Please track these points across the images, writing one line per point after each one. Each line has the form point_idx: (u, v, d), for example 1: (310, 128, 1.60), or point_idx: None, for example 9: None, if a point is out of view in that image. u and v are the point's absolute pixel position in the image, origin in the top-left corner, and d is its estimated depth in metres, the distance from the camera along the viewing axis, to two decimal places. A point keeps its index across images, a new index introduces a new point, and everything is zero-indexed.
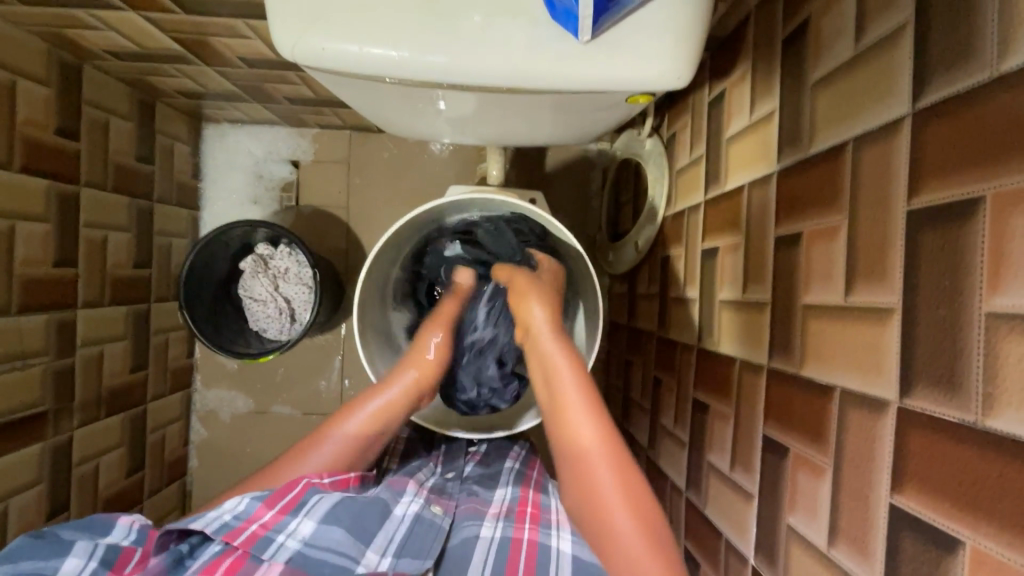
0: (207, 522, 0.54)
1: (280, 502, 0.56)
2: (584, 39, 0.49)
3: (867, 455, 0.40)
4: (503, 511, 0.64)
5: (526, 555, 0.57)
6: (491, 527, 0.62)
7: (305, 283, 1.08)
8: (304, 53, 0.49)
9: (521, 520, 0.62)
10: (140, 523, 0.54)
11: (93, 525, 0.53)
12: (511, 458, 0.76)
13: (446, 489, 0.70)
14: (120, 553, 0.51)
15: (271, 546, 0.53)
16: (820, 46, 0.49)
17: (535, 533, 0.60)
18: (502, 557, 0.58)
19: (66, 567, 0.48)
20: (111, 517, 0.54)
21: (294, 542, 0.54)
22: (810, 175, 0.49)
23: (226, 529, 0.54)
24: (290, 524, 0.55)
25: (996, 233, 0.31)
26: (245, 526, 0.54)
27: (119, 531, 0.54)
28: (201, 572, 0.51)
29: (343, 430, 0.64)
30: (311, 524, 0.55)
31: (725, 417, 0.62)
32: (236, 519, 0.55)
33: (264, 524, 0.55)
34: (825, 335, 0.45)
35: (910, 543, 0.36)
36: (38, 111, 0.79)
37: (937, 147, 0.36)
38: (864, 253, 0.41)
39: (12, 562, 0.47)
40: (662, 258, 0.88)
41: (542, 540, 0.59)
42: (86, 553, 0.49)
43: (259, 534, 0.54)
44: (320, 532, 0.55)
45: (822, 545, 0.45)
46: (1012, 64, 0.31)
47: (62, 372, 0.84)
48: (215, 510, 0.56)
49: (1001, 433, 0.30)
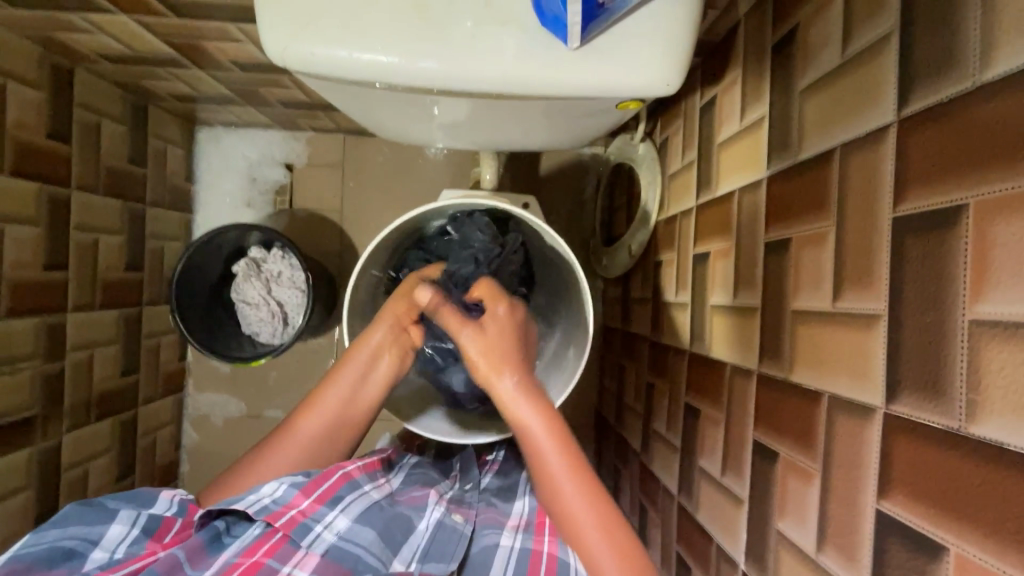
0: (248, 503, 0.55)
1: (317, 491, 0.56)
2: (573, 46, 0.49)
3: (854, 461, 0.40)
4: (523, 524, 0.63)
5: (545, 566, 0.56)
6: (509, 537, 0.61)
7: (298, 287, 1.08)
8: (295, 58, 0.49)
9: (542, 531, 0.61)
10: (180, 497, 0.57)
11: (136, 495, 0.56)
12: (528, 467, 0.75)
13: (464, 499, 0.69)
14: (161, 523, 0.55)
15: (309, 534, 0.54)
16: (808, 54, 0.50)
17: (554, 546, 0.58)
18: (521, 568, 0.57)
19: (111, 533, 0.52)
20: (154, 490, 0.57)
21: (330, 534, 0.55)
22: (799, 181, 0.49)
23: (266, 512, 0.54)
24: (327, 515, 0.55)
25: (979, 241, 0.32)
26: (283, 510, 0.55)
27: (161, 503, 0.56)
28: (241, 554, 0.52)
29: (292, 439, 0.63)
30: (347, 520, 0.56)
31: (716, 423, 0.62)
32: (276, 503, 0.55)
33: (303, 510, 0.55)
34: (814, 341, 0.46)
35: (896, 549, 0.36)
36: (29, 113, 0.78)
37: (922, 155, 0.36)
38: (851, 260, 0.42)
39: (62, 527, 0.51)
40: (655, 262, 0.88)
41: (560, 555, 0.57)
42: (130, 520, 0.53)
43: (298, 520, 0.54)
44: (355, 530, 0.55)
45: (811, 550, 0.45)
46: (994, 73, 0.31)
47: (52, 376, 0.84)
48: (255, 493, 0.56)
49: (984, 440, 0.31)
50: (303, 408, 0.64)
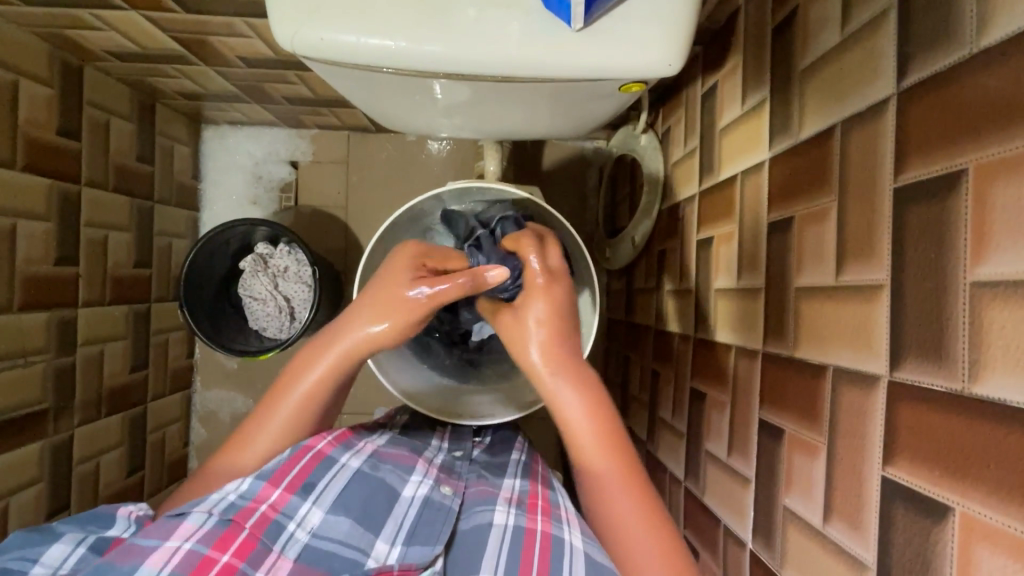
0: (212, 502, 0.50)
1: (286, 481, 0.53)
2: (576, 27, 0.50)
3: (857, 432, 0.41)
4: (514, 498, 0.62)
5: (539, 548, 0.53)
6: (503, 513, 0.59)
7: (304, 282, 1.09)
8: (303, 43, 0.50)
9: (533, 511, 0.59)
10: (139, 514, 0.51)
11: (94, 516, 0.50)
12: (516, 450, 0.76)
13: (455, 469, 0.69)
14: (111, 542, 0.48)
15: (282, 535, 0.51)
16: (808, 34, 0.50)
17: (549, 525, 0.56)
18: (515, 544, 0.54)
19: (53, 552, 0.45)
20: (113, 509, 0.51)
21: (303, 533, 0.52)
22: (801, 160, 0.50)
23: (234, 510, 0.50)
24: (300, 509, 0.53)
25: (979, 203, 0.32)
26: (253, 506, 0.51)
27: (119, 523, 0.50)
28: (212, 547, 0.46)
29: (295, 389, 0.60)
30: (320, 514, 0.53)
31: (722, 405, 0.63)
32: (242, 499, 0.51)
33: (273, 506, 0.52)
34: (818, 316, 0.46)
35: (901, 514, 0.36)
36: (39, 111, 0.80)
37: (920, 126, 0.36)
38: (851, 235, 0.42)
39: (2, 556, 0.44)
40: (659, 252, 0.89)
41: (555, 533, 0.55)
42: (74, 539, 0.47)
43: (270, 517, 0.51)
44: (329, 523, 0.53)
45: (817, 523, 0.45)
46: (991, 39, 0.32)
47: (63, 371, 0.85)
48: (218, 491, 0.52)
49: (985, 397, 0.31)
50: (296, 368, 0.61)
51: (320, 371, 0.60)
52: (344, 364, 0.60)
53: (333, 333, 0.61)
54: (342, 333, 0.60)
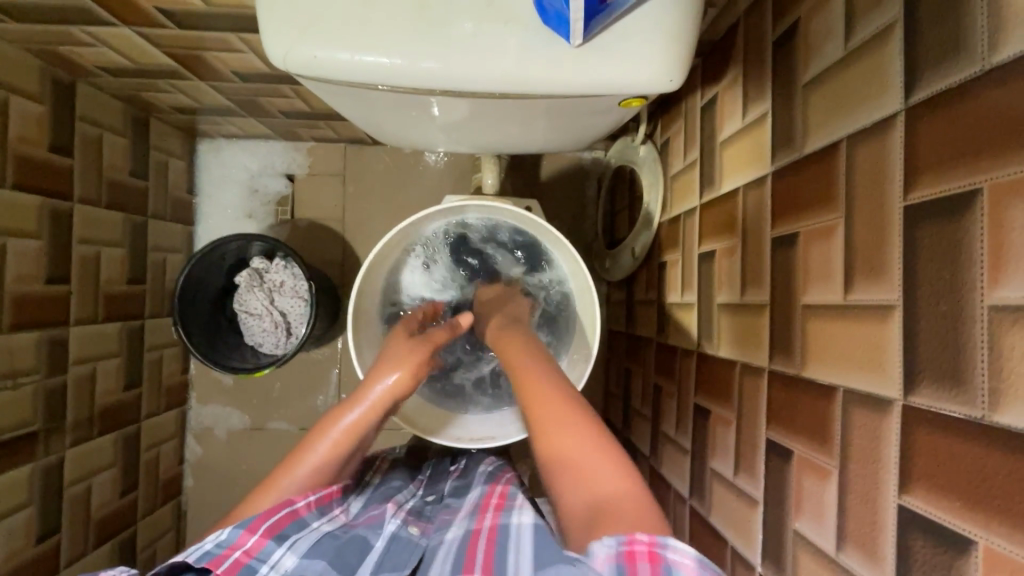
0: (188, 553, 0.50)
1: (263, 526, 0.53)
2: (575, 44, 0.49)
3: (872, 457, 0.39)
4: (471, 510, 0.63)
5: (486, 539, 0.55)
6: (457, 528, 0.60)
7: (300, 296, 1.07)
8: (296, 60, 0.49)
9: (485, 511, 0.61)
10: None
11: None
12: (487, 463, 0.75)
13: (425, 510, 0.68)
14: None
15: None
16: (811, 48, 0.49)
17: (496, 518, 0.58)
18: (464, 548, 0.55)
19: None
20: None
21: (276, 574, 0.51)
22: (805, 175, 0.49)
23: (208, 559, 0.50)
24: (274, 553, 0.52)
25: (994, 224, 0.31)
26: (227, 553, 0.51)
27: None
28: None
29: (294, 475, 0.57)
30: (294, 558, 0.53)
31: (727, 422, 0.62)
32: (218, 547, 0.51)
33: (247, 552, 0.52)
34: (826, 335, 0.45)
35: (920, 545, 0.35)
36: (30, 128, 0.78)
37: (930, 144, 0.35)
38: (859, 253, 0.41)
39: None
40: (659, 264, 0.88)
41: (501, 522, 0.57)
42: None
43: (242, 562, 0.51)
44: (303, 565, 0.53)
45: (830, 549, 0.44)
46: (1002, 56, 0.31)
47: (54, 391, 0.83)
48: (195, 543, 0.52)
49: (1007, 427, 0.30)
50: (303, 445, 0.58)
51: (320, 455, 0.57)
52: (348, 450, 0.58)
53: (360, 388, 0.60)
54: (367, 386, 0.59)
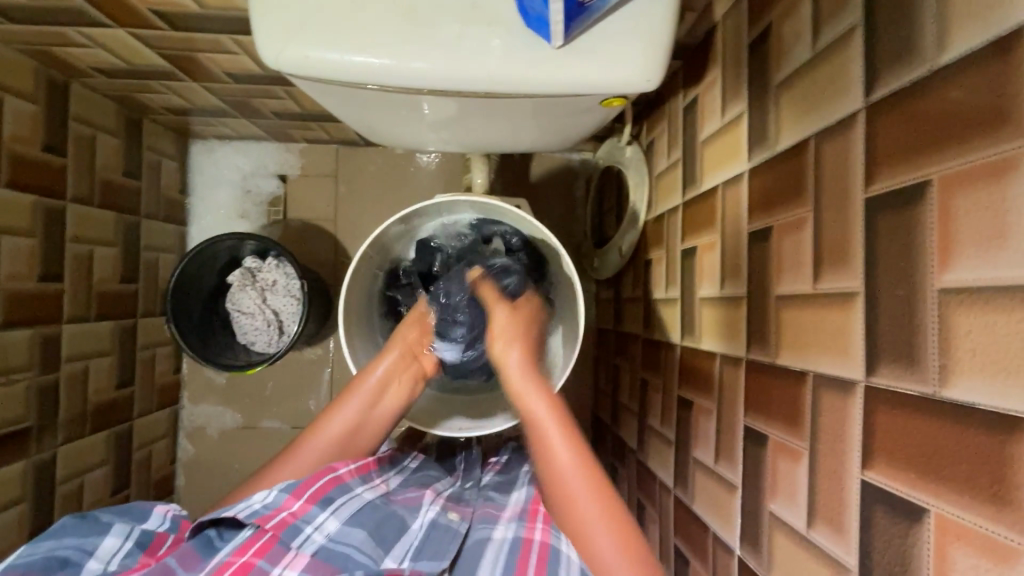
0: (239, 510, 0.57)
1: (308, 492, 0.58)
2: (556, 44, 0.51)
3: (839, 436, 0.41)
4: (516, 513, 0.64)
5: (537, 556, 0.57)
6: (503, 529, 0.62)
7: (293, 295, 1.08)
8: (288, 61, 0.51)
9: (533, 519, 0.62)
10: (174, 513, 0.61)
11: (131, 512, 0.60)
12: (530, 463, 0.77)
13: (463, 497, 0.71)
14: (153, 537, 0.58)
15: (299, 536, 0.55)
16: (782, 50, 0.52)
17: (547, 535, 0.60)
18: (513, 559, 0.57)
19: (106, 545, 0.54)
20: (148, 507, 0.61)
21: (320, 536, 0.56)
22: (777, 171, 0.51)
23: (257, 516, 0.56)
24: (318, 516, 0.57)
25: (943, 212, 0.33)
26: (274, 513, 0.56)
27: (154, 519, 0.60)
28: (234, 552, 0.54)
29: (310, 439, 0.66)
30: (337, 523, 0.57)
31: (708, 412, 0.64)
32: (266, 508, 0.57)
33: (293, 513, 0.57)
34: (797, 323, 0.47)
35: (881, 517, 0.37)
36: (24, 127, 0.79)
37: (887, 137, 0.38)
38: (826, 244, 0.44)
39: (56, 539, 0.53)
40: (645, 261, 0.90)
41: (552, 543, 0.59)
42: (123, 533, 0.56)
43: (288, 521, 0.56)
44: (345, 531, 0.57)
45: (802, 527, 0.46)
46: (950, 56, 0.33)
47: (46, 388, 0.84)
48: (245, 500, 0.58)
49: (957, 401, 0.32)
50: (324, 412, 0.68)
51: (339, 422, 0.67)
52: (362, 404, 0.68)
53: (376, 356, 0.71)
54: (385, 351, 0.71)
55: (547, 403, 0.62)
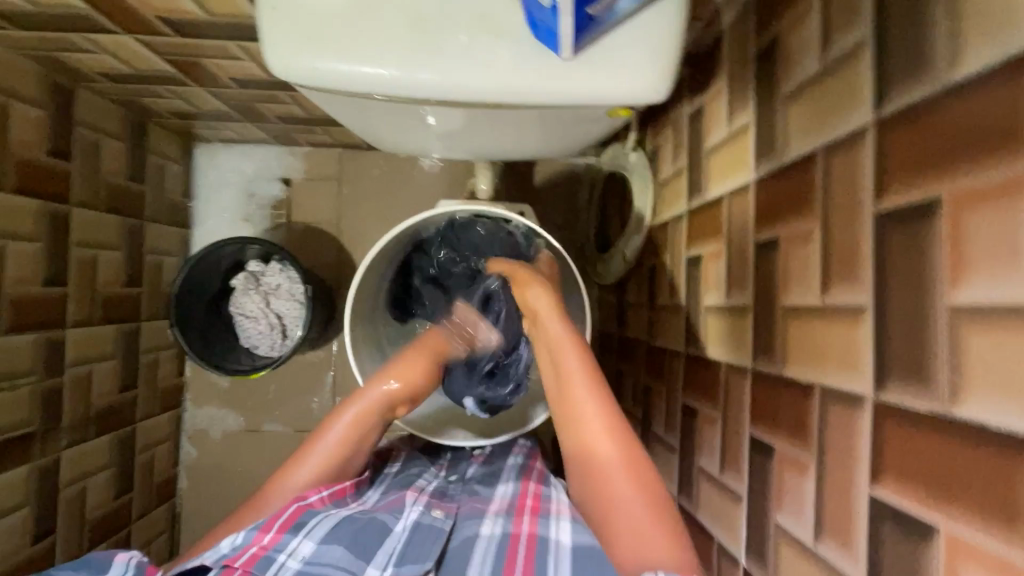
0: (206, 556, 0.54)
1: (276, 524, 0.56)
2: (565, 56, 0.51)
3: (846, 452, 0.41)
4: (503, 508, 0.64)
5: (525, 548, 0.56)
6: (490, 525, 0.61)
7: (296, 299, 1.08)
8: (296, 71, 0.51)
9: (521, 514, 0.62)
10: (137, 559, 0.52)
11: (91, 567, 0.51)
12: (514, 453, 0.78)
13: (448, 492, 0.71)
14: None
15: (272, 566, 0.53)
16: (790, 60, 0.52)
17: (534, 526, 0.59)
18: (499, 553, 0.56)
19: None
20: (107, 556, 0.52)
21: (294, 562, 0.54)
22: (784, 183, 0.51)
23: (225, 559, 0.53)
24: (290, 542, 0.55)
25: (954, 231, 0.33)
26: (244, 550, 0.54)
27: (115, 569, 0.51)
28: None
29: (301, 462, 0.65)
30: (311, 544, 0.55)
31: (713, 421, 0.64)
32: (234, 549, 0.54)
33: (264, 545, 0.54)
34: (805, 336, 0.47)
35: (890, 533, 0.37)
36: (30, 132, 0.79)
37: (897, 154, 0.38)
38: (835, 257, 0.44)
39: None
40: (650, 267, 0.90)
41: (540, 533, 0.58)
42: None
43: (259, 555, 0.53)
44: (320, 551, 0.55)
45: (809, 540, 0.46)
46: (962, 74, 0.33)
47: (51, 392, 0.84)
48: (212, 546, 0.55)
49: (968, 419, 0.32)
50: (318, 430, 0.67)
51: (335, 437, 0.66)
52: (345, 428, 0.66)
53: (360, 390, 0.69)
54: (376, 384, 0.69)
55: (585, 372, 0.62)
